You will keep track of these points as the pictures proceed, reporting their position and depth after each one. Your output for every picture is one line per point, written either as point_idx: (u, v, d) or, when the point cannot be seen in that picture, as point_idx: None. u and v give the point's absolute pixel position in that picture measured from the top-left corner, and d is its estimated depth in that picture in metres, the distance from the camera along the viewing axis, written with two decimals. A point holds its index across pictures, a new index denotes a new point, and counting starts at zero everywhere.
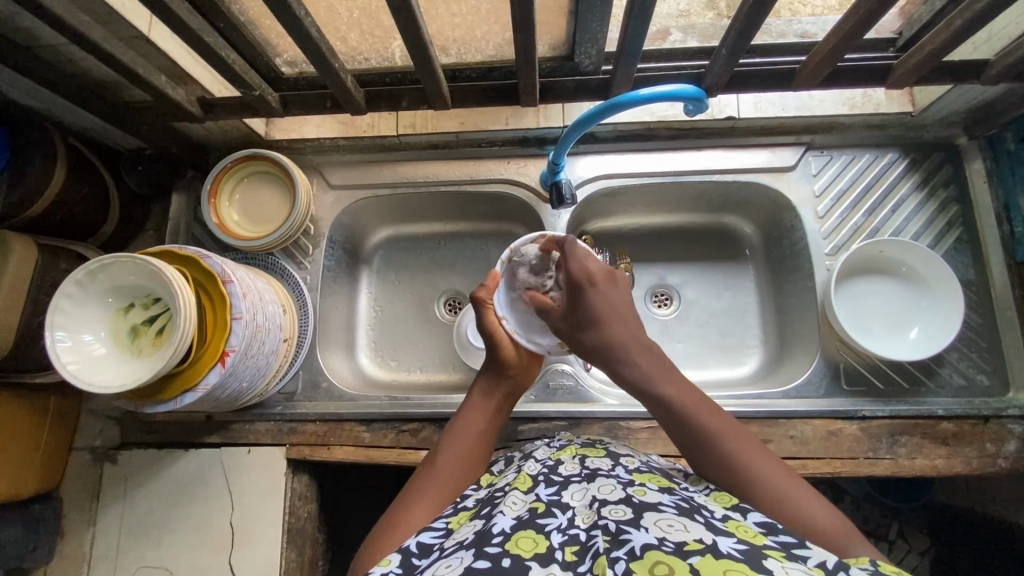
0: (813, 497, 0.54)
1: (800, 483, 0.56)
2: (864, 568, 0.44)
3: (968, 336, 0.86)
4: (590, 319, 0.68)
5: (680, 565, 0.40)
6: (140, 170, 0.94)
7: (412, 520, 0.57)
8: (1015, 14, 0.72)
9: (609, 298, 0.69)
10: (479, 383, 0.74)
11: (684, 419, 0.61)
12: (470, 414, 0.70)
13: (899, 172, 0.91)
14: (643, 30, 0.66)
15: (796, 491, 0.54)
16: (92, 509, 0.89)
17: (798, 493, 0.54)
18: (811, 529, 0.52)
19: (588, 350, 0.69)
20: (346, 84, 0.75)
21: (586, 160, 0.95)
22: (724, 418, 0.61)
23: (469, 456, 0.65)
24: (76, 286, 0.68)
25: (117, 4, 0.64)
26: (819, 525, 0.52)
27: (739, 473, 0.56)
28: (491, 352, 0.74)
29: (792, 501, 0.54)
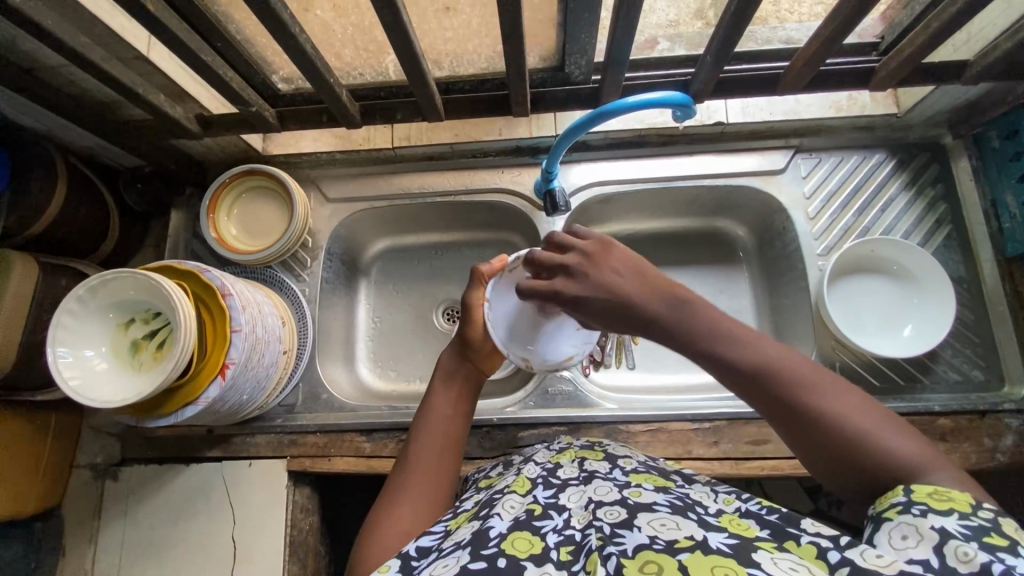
0: (903, 432, 0.47)
1: (878, 413, 0.48)
2: (897, 503, 0.43)
3: (961, 332, 0.87)
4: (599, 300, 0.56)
5: (670, 563, 0.40)
6: (139, 188, 0.95)
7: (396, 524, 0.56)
8: (992, 16, 0.74)
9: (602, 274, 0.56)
10: (440, 367, 0.73)
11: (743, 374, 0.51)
12: (437, 402, 0.69)
13: (887, 172, 0.93)
14: (628, 40, 0.68)
15: (888, 432, 0.47)
16: (94, 525, 0.89)
17: (881, 431, 0.47)
18: (904, 465, 0.45)
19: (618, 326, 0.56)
20: (341, 99, 0.77)
21: (578, 168, 0.97)
22: (793, 353, 0.51)
23: (445, 447, 0.65)
24: (78, 303, 0.69)
25: (116, 25, 0.65)
26: (911, 456, 0.46)
27: (820, 428, 0.48)
28: (460, 330, 0.76)
29: (879, 445, 0.46)
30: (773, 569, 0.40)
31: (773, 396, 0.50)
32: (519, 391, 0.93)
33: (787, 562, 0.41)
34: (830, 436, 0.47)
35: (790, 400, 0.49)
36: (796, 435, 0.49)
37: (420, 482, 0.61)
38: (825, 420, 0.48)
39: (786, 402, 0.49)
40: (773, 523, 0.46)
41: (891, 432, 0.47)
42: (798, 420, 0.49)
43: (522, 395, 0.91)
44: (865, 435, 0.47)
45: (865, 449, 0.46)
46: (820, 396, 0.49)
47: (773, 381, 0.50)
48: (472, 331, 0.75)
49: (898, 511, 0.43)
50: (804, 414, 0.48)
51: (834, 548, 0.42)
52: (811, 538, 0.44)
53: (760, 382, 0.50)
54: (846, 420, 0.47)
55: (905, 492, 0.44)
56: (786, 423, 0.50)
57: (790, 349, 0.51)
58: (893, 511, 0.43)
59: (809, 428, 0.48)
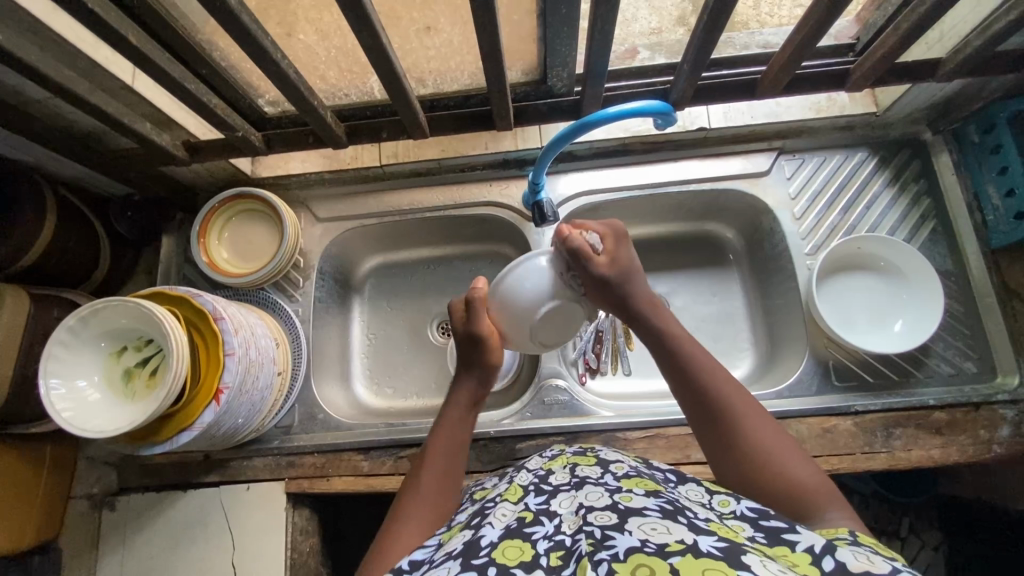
0: (811, 467, 0.59)
1: (797, 451, 0.60)
2: (844, 538, 0.48)
3: (952, 325, 0.88)
4: (626, 266, 0.71)
5: (662, 567, 0.40)
6: (130, 216, 0.96)
7: (398, 548, 0.57)
8: (961, 15, 0.76)
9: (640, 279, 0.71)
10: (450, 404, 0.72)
11: (686, 375, 0.65)
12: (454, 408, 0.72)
13: (871, 170, 0.94)
14: (606, 52, 0.69)
15: (801, 464, 0.58)
16: (92, 557, 0.88)
17: (791, 460, 0.58)
18: (805, 496, 0.56)
19: (611, 301, 0.71)
20: (326, 122, 0.78)
21: (566, 178, 0.97)
22: (736, 386, 0.64)
23: (448, 480, 0.66)
24: (68, 333, 0.69)
25: (101, 58, 0.66)
26: (815, 491, 0.56)
27: (746, 449, 0.60)
28: (479, 357, 0.73)
29: (787, 467, 0.58)
30: (763, 571, 0.40)
31: (702, 402, 0.64)
32: (516, 402, 0.93)
33: (775, 566, 0.41)
34: (746, 453, 0.60)
35: (728, 419, 0.62)
36: (719, 451, 0.62)
37: (433, 491, 0.64)
38: (745, 441, 0.60)
39: (718, 415, 0.62)
40: (770, 525, 0.48)
41: (805, 470, 0.58)
42: (718, 423, 0.62)
43: (518, 406, 0.91)
44: (782, 465, 0.58)
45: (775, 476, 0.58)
46: (750, 422, 0.61)
47: (708, 392, 0.63)
48: (490, 353, 0.73)
49: (847, 543, 0.47)
50: (729, 435, 0.61)
51: (826, 554, 0.43)
52: (803, 542, 0.45)
53: (694, 383, 0.64)
54: (770, 450, 0.59)
55: (849, 533, 0.49)
56: (712, 435, 0.63)
57: (735, 383, 0.64)
58: (841, 540, 0.48)
59: (727, 443, 0.61)
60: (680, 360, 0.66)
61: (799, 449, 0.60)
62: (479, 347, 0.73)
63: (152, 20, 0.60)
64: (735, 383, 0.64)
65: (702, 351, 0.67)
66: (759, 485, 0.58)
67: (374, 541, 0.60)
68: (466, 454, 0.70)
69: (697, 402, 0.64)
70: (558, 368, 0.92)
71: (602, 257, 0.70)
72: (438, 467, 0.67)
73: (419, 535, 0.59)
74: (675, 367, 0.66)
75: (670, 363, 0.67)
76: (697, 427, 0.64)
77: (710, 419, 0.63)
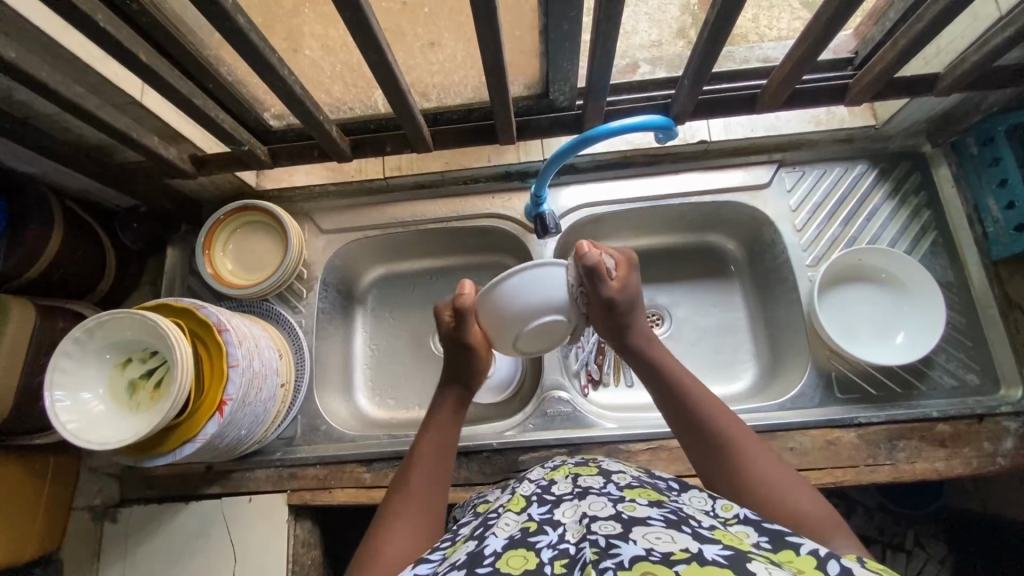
0: (810, 494, 0.58)
1: (794, 478, 0.59)
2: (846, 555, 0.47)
3: (954, 336, 0.88)
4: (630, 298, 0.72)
5: (666, 573, 0.40)
6: (135, 227, 0.97)
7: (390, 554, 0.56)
8: (958, 30, 0.77)
9: (640, 311, 0.73)
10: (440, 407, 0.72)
11: (680, 402, 0.66)
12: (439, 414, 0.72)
13: (870, 182, 0.95)
14: (607, 69, 0.70)
15: (800, 492, 0.58)
16: (93, 568, 0.88)
17: (790, 487, 0.58)
18: (804, 523, 0.55)
19: (611, 328, 0.73)
20: (332, 136, 0.79)
21: (568, 190, 0.98)
22: (731, 415, 0.65)
23: (437, 483, 0.66)
24: (75, 344, 0.69)
25: (111, 74, 0.67)
26: (815, 519, 0.55)
27: (740, 475, 0.60)
28: (469, 365, 0.74)
29: (784, 494, 0.57)
30: None
31: (698, 429, 0.64)
32: (518, 414, 0.93)
33: (781, 572, 0.41)
34: (743, 480, 0.59)
35: (723, 446, 0.62)
36: (715, 478, 0.62)
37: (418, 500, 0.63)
38: (741, 468, 0.60)
39: (718, 445, 0.62)
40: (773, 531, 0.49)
41: (805, 498, 0.57)
42: (714, 450, 0.62)
43: (521, 418, 0.91)
44: (779, 493, 0.57)
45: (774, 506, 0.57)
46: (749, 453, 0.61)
47: (702, 418, 0.64)
48: (479, 360, 0.75)
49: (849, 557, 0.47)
50: (728, 463, 0.61)
51: (831, 558, 0.43)
52: (807, 548, 0.45)
53: (688, 411, 0.65)
54: (766, 478, 0.59)
55: (853, 556, 0.47)
56: (706, 459, 0.63)
57: (730, 411, 0.65)
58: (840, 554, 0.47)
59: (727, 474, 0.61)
60: (676, 388, 0.67)
61: (798, 478, 0.60)
62: (470, 353, 0.74)
63: (163, 38, 0.61)
64: (732, 414, 0.65)
65: (700, 385, 0.68)
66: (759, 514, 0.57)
67: (360, 545, 0.59)
68: (451, 460, 0.69)
69: (693, 428, 0.65)
70: (560, 380, 0.92)
71: (614, 283, 0.71)
72: (425, 472, 0.66)
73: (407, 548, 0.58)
74: (669, 396, 0.67)
75: (665, 393, 0.68)
76: (693, 454, 0.65)
77: (705, 446, 0.63)
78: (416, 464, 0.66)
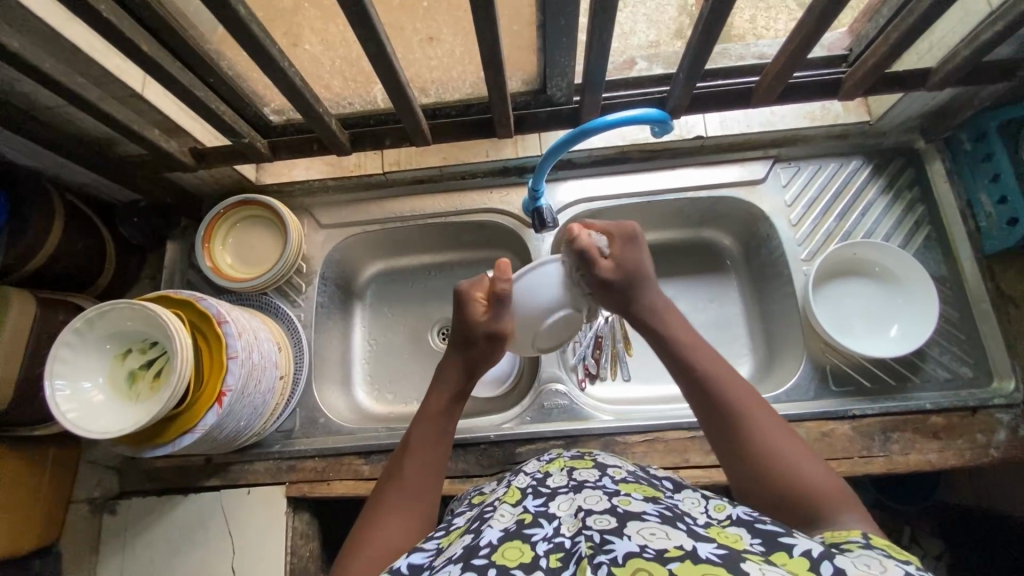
0: (821, 466, 0.59)
1: (805, 448, 0.60)
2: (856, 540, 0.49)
3: (947, 330, 0.89)
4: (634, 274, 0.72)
5: (660, 571, 0.41)
6: (135, 221, 0.97)
7: (378, 547, 0.58)
8: (950, 26, 0.78)
9: (648, 287, 0.72)
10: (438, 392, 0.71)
11: (694, 372, 0.66)
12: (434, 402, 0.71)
13: (865, 177, 0.96)
14: (604, 63, 0.71)
15: (811, 463, 0.59)
16: (93, 560, 0.89)
17: (803, 458, 0.59)
18: (816, 494, 0.56)
19: (618, 304, 0.73)
20: (331, 130, 0.80)
21: (565, 185, 0.99)
22: (743, 384, 0.65)
23: (432, 470, 0.66)
24: (75, 334, 0.70)
25: (112, 66, 0.68)
26: (827, 490, 0.56)
27: (753, 445, 0.60)
28: (484, 356, 0.73)
29: (798, 465, 0.59)
30: None
31: (712, 400, 0.64)
32: (515, 407, 0.93)
33: (774, 570, 0.41)
34: (756, 451, 0.60)
35: (737, 416, 0.62)
36: (725, 447, 0.62)
37: (411, 489, 0.64)
38: (754, 438, 0.61)
39: (731, 414, 0.63)
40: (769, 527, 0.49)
41: (816, 469, 0.58)
42: (727, 421, 0.63)
43: (518, 410, 0.91)
44: (792, 463, 0.59)
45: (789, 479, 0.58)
46: (764, 425, 0.61)
47: (716, 388, 0.64)
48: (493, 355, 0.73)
49: (859, 546, 0.48)
50: (741, 433, 0.61)
51: (824, 560, 0.43)
52: (802, 547, 0.46)
53: (702, 382, 0.65)
54: (779, 448, 0.60)
55: (862, 536, 0.50)
56: (719, 430, 0.63)
57: (741, 380, 0.66)
58: (853, 543, 0.49)
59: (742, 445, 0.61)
60: (689, 358, 0.67)
61: (807, 448, 0.61)
62: (491, 345, 0.72)
63: (164, 30, 0.62)
64: (746, 387, 0.65)
65: (716, 358, 0.67)
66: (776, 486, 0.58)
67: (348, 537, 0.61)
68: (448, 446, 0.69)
69: (707, 398, 0.65)
70: (557, 373, 0.92)
71: (607, 261, 0.72)
72: (423, 459, 0.66)
73: (397, 537, 0.60)
74: (683, 366, 0.67)
75: (679, 364, 0.68)
76: (706, 422, 0.65)
77: (718, 416, 0.64)
78: (410, 452, 0.67)
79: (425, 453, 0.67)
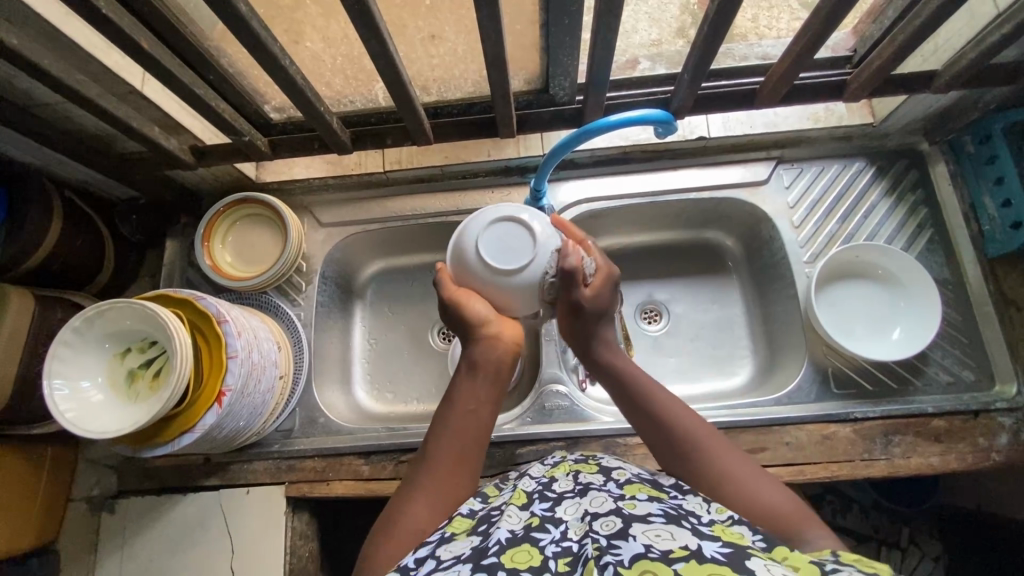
0: (776, 487, 0.59)
1: (758, 471, 0.60)
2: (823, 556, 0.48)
3: (950, 333, 0.88)
4: (599, 314, 0.70)
5: (666, 572, 0.41)
6: (135, 219, 0.97)
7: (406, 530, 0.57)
8: (956, 28, 0.77)
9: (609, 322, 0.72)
10: (465, 356, 0.69)
11: (640, 404, 0.67)
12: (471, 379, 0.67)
13: (868, 179, 0.95)
14: (608, 64, 0.70)
15: (765, 486, 0.59)
16: (91, 560, 0.88)
17: (755, 482, 0.59)
18: (771, 517, 0.56)
19: (577, 337, 0.71)
20: (332, 128, 0.79)
21: (567, 185, 0.98)
22: (688, 411, 0.65)
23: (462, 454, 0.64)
24: (74, 333, 0.70)
25: (111, 63, 0.67)
26: (782, 512, 0.56)
27: (703, 474, 0.61)
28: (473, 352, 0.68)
29: (750, 489, 0.58)
30: None
31: (660, 432, 0.64)
32: (515, 407, 0.93)
33: (780, 569, 0.42)
34: (706, 479, 0.60)
35: (684, 447, 0.63)
36: (679, 477, 0.63)
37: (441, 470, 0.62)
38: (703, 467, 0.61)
39: (680, 444, 0.63)
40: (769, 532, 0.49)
41: (770, 491, 0.58)
42: (678, 451, 0.63)
43: (518, 411, 0.91)
44: (743, 488, 0.58)
45: (746, 503, 0.57)
46: (714, 453, 0.62)
47: (661, 419, 0.65)
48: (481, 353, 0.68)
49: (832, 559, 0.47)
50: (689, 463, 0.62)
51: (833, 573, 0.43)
52: (807, 555, 0.46)
53: (648, 415, 0.66)
54: (728, 473, 0.60)
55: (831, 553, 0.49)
56: (670, 461, 0.64)
57: (687, 408, 0.66)
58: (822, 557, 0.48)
59: (695, 470, 0.62)
60: (634, 390, 0.68)
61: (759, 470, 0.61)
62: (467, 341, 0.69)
63: (164, 27, 0.61)
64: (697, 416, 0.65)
65: (662, 391, 0.67)
66: (731, 509, 0.58)
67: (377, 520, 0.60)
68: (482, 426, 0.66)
69: (654, 430, 0.65)
70: (558, 374, 0.92)
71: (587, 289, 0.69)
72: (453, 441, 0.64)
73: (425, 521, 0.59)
74: (628, 399, 0.68)
75: (624, 396, 0.68)
76: (656, 453, 0.65)
77: (668, 446, 0.64)
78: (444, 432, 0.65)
79: (456, 438, 0.64)
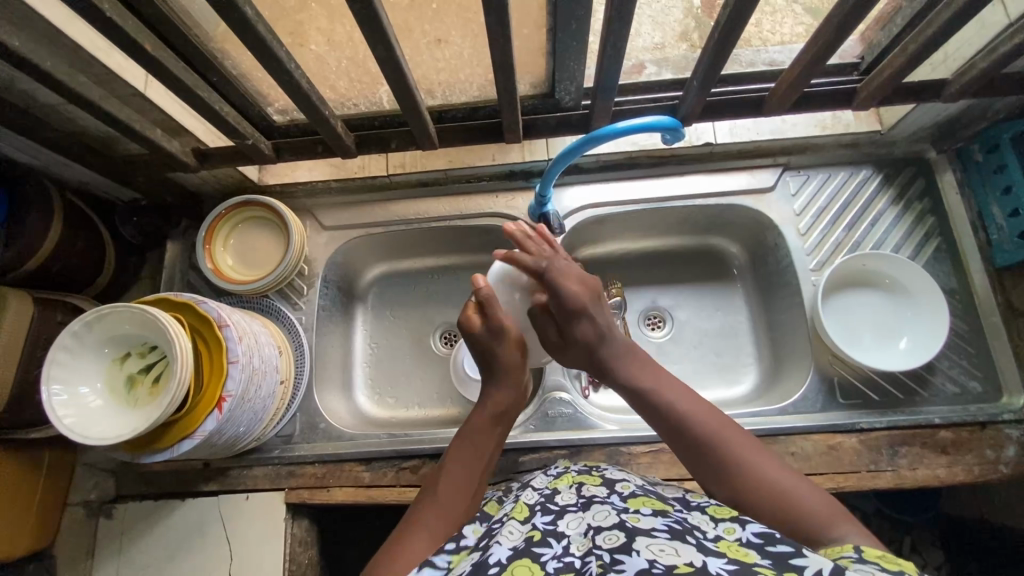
0: (811, 488, 0.58)
1: (790, 471, 0.59)
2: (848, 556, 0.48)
3: (957, 343, 0.88)
4: (572, 308, 0.68)
5: None
6: (135, 222, 0.96)
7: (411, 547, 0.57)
8: (967, 37, 0.76)
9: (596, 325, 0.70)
10: (487, 394, 0.72)
11: (661, 410, 0.66)
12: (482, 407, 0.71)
13: (874, 188, 0.94)
14: (616, 69, 0.70)
15: (798, 485, 0.57)
16: (88, 565, 0.87)
17: (788, 481, 0.58)
18: (810, 516, 0.55)
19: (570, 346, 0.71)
20: (336, 131, 0.78)
21: (572, 190, 0.98)
22: (712, 413, 0.65)
23: (468, 480, 0.65)
24: (72, 338, 0.69)
25: (113, 64, 0.66)
26: (820, 510, 0.55)
27: (734, 474, 0.60)
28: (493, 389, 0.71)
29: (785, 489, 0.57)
30: None
31: (688, 436, 0.64)
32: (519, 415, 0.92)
33: None
34: (738, 479, 0.59)
35: (712, 447, 0.62)
36: (711, 478, 0.62)
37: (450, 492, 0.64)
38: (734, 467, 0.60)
39: (706, 446, 0.62)
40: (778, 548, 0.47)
41: (805, 490, 0.57)
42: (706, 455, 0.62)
43: (521, 419, 0.90)
44: (777, 487, 0.57)
45: (774, 495, 0.57)
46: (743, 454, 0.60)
47: (685, 421, 0.64)
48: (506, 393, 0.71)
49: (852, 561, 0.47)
50: (720, 463, 0.61)
51: None
52: (811, 566, 0.44)
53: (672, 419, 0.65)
54: (760, 472, 0.59)
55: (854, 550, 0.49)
56: (701, 463, 0.63)
57: (711, 408, 0.65)
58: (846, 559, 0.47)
59: (726, 474, 0.60)
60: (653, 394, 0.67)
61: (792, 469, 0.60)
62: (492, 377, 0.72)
63: (167, 29, 0.60)
64: (718, 413, 0.65)
65: (680, 389, 0.68)
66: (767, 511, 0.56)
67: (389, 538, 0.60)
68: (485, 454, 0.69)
69: (681, 433, 0.64)
70: (561, 381, 0.91)
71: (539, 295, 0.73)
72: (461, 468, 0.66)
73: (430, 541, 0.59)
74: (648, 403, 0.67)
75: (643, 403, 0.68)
76: (686, 455, 0.64)
77: (696, 449, 0.63)
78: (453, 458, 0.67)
79: (463, 465, 0.66)
